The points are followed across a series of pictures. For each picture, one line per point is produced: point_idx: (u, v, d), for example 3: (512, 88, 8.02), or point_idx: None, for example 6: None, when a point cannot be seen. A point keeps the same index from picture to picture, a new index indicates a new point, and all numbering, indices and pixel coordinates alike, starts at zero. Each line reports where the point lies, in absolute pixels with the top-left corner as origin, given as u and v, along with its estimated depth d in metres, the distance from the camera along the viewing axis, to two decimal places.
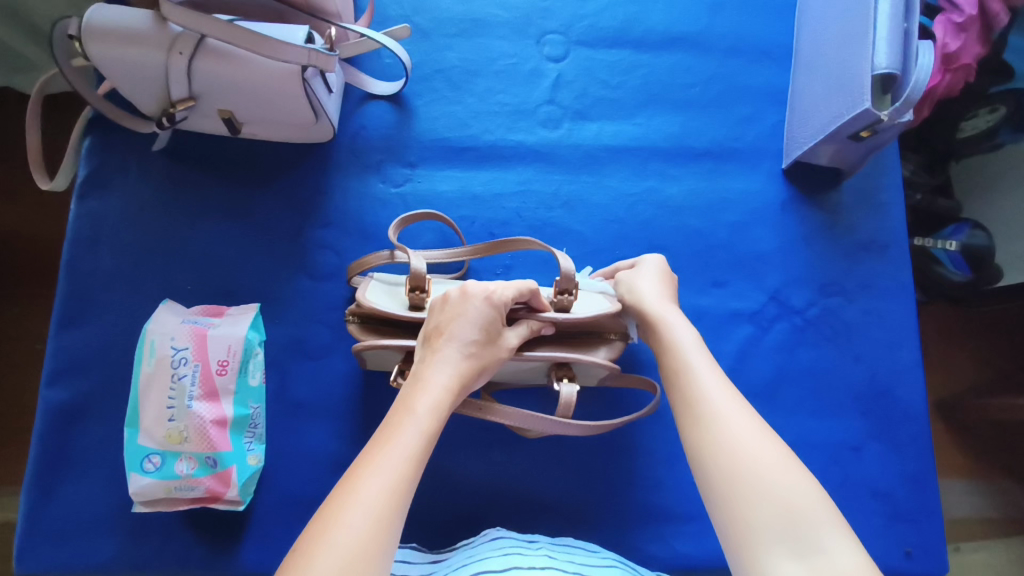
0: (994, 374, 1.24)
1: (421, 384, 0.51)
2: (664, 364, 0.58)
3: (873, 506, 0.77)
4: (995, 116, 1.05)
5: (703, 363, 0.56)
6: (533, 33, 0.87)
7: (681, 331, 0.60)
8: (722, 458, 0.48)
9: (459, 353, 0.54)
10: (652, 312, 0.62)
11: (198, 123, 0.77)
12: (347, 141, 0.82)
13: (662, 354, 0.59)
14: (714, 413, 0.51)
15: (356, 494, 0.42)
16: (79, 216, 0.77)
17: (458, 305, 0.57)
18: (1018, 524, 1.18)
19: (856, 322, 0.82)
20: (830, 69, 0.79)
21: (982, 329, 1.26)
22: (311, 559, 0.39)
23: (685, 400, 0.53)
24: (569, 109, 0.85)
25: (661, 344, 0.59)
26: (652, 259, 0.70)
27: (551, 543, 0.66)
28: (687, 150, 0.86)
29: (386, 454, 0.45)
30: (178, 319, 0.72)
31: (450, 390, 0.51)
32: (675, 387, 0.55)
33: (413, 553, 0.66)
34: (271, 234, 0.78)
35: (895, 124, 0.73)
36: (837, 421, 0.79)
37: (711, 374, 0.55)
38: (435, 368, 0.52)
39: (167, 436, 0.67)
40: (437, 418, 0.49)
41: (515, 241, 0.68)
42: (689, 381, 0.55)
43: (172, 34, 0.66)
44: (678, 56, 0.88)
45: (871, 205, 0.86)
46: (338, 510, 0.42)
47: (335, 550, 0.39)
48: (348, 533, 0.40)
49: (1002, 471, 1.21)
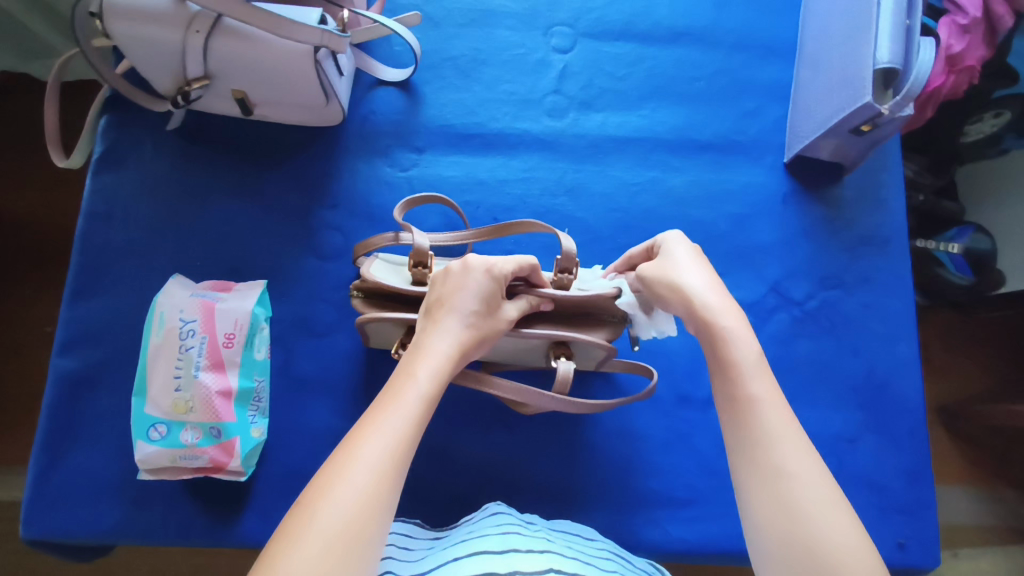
0: (995, 380, 1.25)
1: (422, 352, 0.53)
2: (719, 387, 0.49)
3: (869, 497, 0.78)
4: (1000, 120, 1.06)
5: (766, 393, 0.47)
6: (542, 25, 0.88)
7: (743, 346, 0.49)
8: (778, 515, 0.42)
9: (460, 325, 0.55)
10: (708, 322, 0.51)
11: (212, 104, 0.78)
12: (356, 125, 0.84)
13: (717, 376, 0.50)
14: (778, 461, 0.43)
15: (358, 452, 0.44)
16: (94, 191, 0.79)
17: (458, 278, 0.58)
18: (1017, 531, 1.18)
19: (854, 315, 0.83)
20: (834, 64, 0.80)
21: (985, 334, 1.27)
22: (317, 510, 0.41)
23: (742, 440, 0.46)
24: (575, 99, 0.87)
25: (717, 363, 0.50)
26: (675, 239, 0.60)
27: (549, 525, 0.67)
28: (691, 143, 0.87)
29: (388, 415, 0.47)
30: (187, 293, 0.73)
31: (450, 358, 0.53)
32: (732, 423, 0.47)
33: (415, 531, 0.67)
34: (280, 213, 0.80)
35: (895, 118, 0.74)
36: (833, 412, 0.80)
37: (776, 410, 0.46)
38: (435, 337, 0.54)
39: (173, 405, 0.69)
40: (437, 384, 0.51)
41: (522, 223, 0.69)
42: (749, 419, 0.46)
43: (190, 12, 0.67)
44: (683, 50, 0.90)
45: (872, 200, 0.87)
46: (341, 466, 0.43)
47: (338, 502, 0.41)
48: (351, 487, 0.42)
49: (1001, 477, 1.21)
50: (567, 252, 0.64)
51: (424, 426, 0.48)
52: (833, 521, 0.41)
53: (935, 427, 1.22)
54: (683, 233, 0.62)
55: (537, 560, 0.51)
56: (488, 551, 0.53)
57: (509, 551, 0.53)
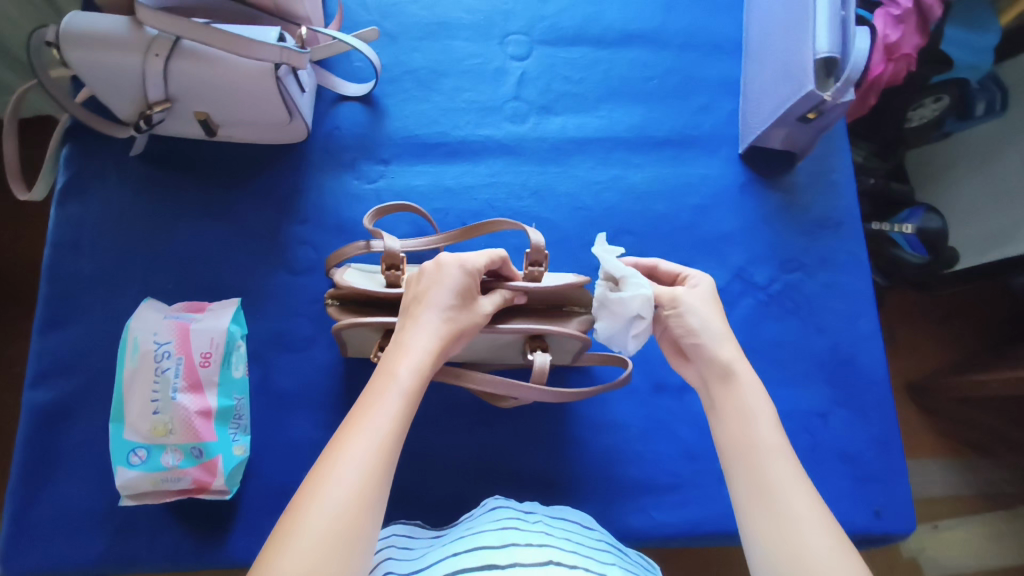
0: (957, 355, 1.29)
1: (402, 349, 0.53)
2: (731, 433, 0.53)
3: (843, 469, 0.81)
4: (940, 105, 1.12)
5: (776, 444, 0.51)
6: (497, 35, 0.91)
7: (755, 399, 0.54)
8: (764, 484, 0.49)
9: (437, 317, 0.56)
10: (725, 368, 0.56)
11: (175, 127, 0.79)
12: (321, 141, 0.85)
13: (728, 420, 0.54)
14: (753, 438, 0.52)
15: (349, 448, 0.45)
16: (59, 221, 0.79)
17: (434, 275, 0.59)
18: (991, 499, 1.22)
19: (816, 295, 0.86)
20: (777, 57, 0.84)
21: (944, 312, 1.32)
22: (311, 507, 0.42)
23: (752, 481, 0.50)
24: (535, 104, 0.89)
25: (728, 408, 0.54)
26: (701, 284, 0.61)
27: (546, 514, 0.67)
28: (649, 139, 0.90)
29: (374, 412, 0.48)
30: (161, 316, 0.73)
31: (431, 353, 0.54)
32: (744, 466, 0.51)
33: (416, 530, 0.68)
34: (249, 232, 0.81)
35: (839, 104, 0.78)
36: (804, 390, 0.83)
37: (784, 461, 0.50)
38: (414, 333, 0.55)
39: (152, 429, 0.68)
40: (419, 379, 0.52)
41: (494, 222, 0.70)
42: (761, 466, 0.50)
43: (148, 37, 0.68)
44: (635, 52, 0.93)
45: (824, 184, 0.91)
46: (333, 462, 0.44)
47: (332, 500, 0.42)
48: (342, 484, 0.43)
49: (970, 448, 1.25)
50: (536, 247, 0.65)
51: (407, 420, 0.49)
52: (802, 495, 0.48)
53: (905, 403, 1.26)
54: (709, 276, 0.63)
55: (536, 553, 0.53)
56: (488, 547, 0.55)
57: (507, 547, 0.54)
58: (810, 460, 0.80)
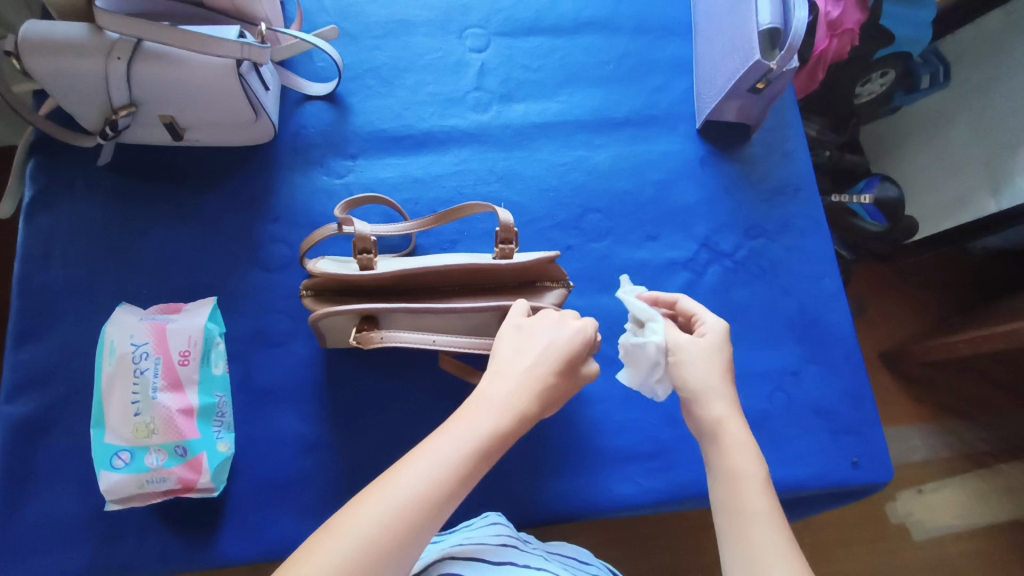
0: (927, 323, 1.32)
1: (490, 401, 0.50)
2: (719, 497, 0.50)
3: (819, 424, 0.82)
4: (887, 79, 1.16)
5: (765, 513, 0.48)
6: (455, 29, 0.93)
7: (747, 463, 0.51)
8: (752, 553, 0.46)
9: (547, 377, 0.53)
10: (714, 428, 0.53)
11: (141, 133, 0.80)
12: (288, 140, 0.86)
13: (717, 483, 0.51)
14: (743, 504, 0.49)
15: (417, 463, 0.44)
16: (30, 234, 0.79)
17: (542, 331, 0.56)
18: (970, 459, 1.24)
19: (780, 259, 0.89)
20: (725, 34, 0.88)
21: (912, 283, 1.34)
22: (359, 511, 0.41)
23: (740, 550, 0.46)
24: (496, 93, 0.91)
25: (718, 470, 0.51)
26: (710, 329, 0.59)
27: (546, 548, 0.66)
28: (610, 120, 0.93)
29: (448, 441, 0.46)
30: (137, 319, 0.73)
31: (519, 415, 0.50)
32: (731, 534, 0.48)
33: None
34: (222, 233, 0.81)
35: (785, 72, 0.81)
36: (776, 350, 0.85)
37: (774, 533, 0.47)
38: (508, 388, 0.51)
39: (134, 431, 0.68)
40: (494, 444, 0.48)
41: (472, 205, 0.70)
42: (747, 534, 0.47)
43: (109, 41, 0.69)
44: (590, 39, 0.96)
45: (779, 153, 0.94)
46: (400, 470, 0.44)
47: (388, 504, 0.42)
48: (403, 491, 0.42)
49: (947, 411, 1.27)
50: (505, 224, 0.67)
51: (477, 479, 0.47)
52: (792, 567, 0.44)
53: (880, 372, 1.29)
54: (724, 323, 0.59)
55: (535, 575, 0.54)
56: (483, 560, 0.55)
57: (504, 566, 0.55)
58: (787, 417, 0.82)
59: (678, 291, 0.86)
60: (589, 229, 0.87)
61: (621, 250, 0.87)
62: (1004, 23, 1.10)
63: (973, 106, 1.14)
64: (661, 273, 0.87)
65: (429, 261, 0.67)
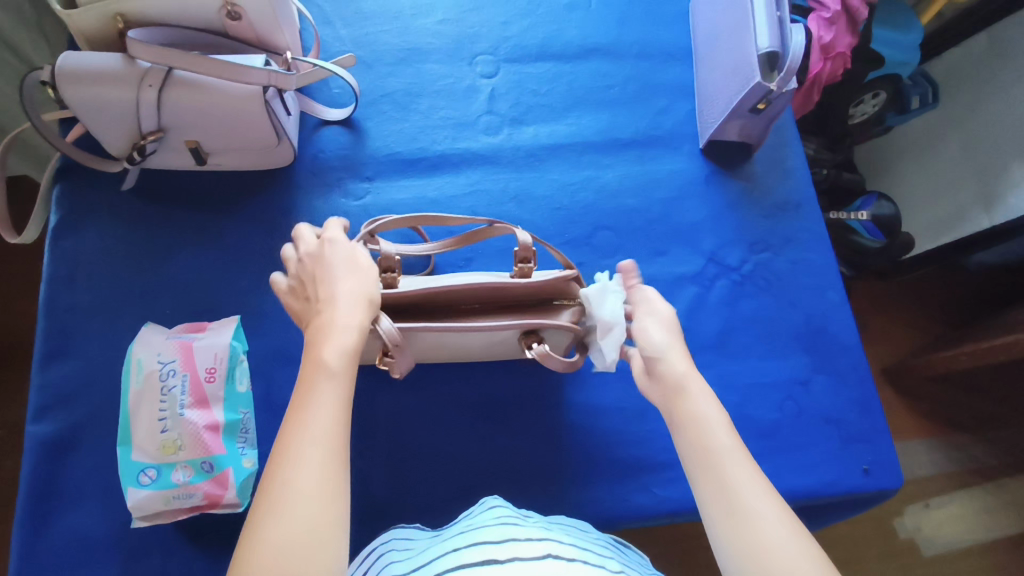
0: (927, 337, 1.34)
1: (321, 336, 0.53)
2: (682, 437, 0.54)
3: (830, 432, 0.84)
4: (878, 100, 1.19)
5: (729, 443, 0.52)
6: (466, 56, 0.97)
7: (704, 401, 0.55)
8: (722, 481, 0.50)
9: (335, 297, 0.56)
10: (673, 378, 0.57)
11: (166, 158, 0.82)
12: (307, 163, 0.89)
13: (680, 425, 0.55)
14: (710, 443, 0.52)
15: (318, 391, 0.49)
16: (55, 257, 0.81)
17: (303, 273, 0.61)
18: (975, 472, 1.24)
19: (785, 272, 0.92)
20: (725, 58, 0.92)
21: (910, 297, 1.36)
22: (289, 441, 0.46)
23: (707, 479, 0.51)
24: (506, 116, 0.95)
25: (678, 415, 0.55)
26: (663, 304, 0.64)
27: (548, 519, 0.67)
28: (616, 141, 0.96)
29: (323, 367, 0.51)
30: (163, 337, 0.75)
31: (353, 329, 0.54)
32: (697, 468, 0.52)
33: (416, 531, 0.69)
34: (242, 254, 0.83)
35: (785, 93, 0.84)
36: (785, 361, 0.87)
37: (739, 458, 0.51)
38: (329, 319, 0.55)
39: (161, 447, 0.69)
40: (348, 357, 0.52)
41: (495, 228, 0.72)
42: (714, 466, 0.51)
43: (142, 70, 0.73)
44: (595, 64, 1.00)
45: (780, 171, 0.97)
46: (309, 399, 0.49)
47: (306, 429, 0.47)
48: (316, 415, 0.47)
49: (952, 426, 1.28)
50: (524, 246, 0.69)
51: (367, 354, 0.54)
52: (755, 482, 0.49)
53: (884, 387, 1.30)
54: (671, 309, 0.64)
55: (535, 547, 0.51)
56: (489, 542, 0.53)
57: (507, 540, 0.53)
58: (798, 426, 0.84)
59: (687, 305, 0.89)
60: (600, 246, 0.90)
61: None
62: (987, 49, 1.15)
63: (961, 128, 1.18)
64: (670, 287, 0.89)
65: (452, 279, 0.70)
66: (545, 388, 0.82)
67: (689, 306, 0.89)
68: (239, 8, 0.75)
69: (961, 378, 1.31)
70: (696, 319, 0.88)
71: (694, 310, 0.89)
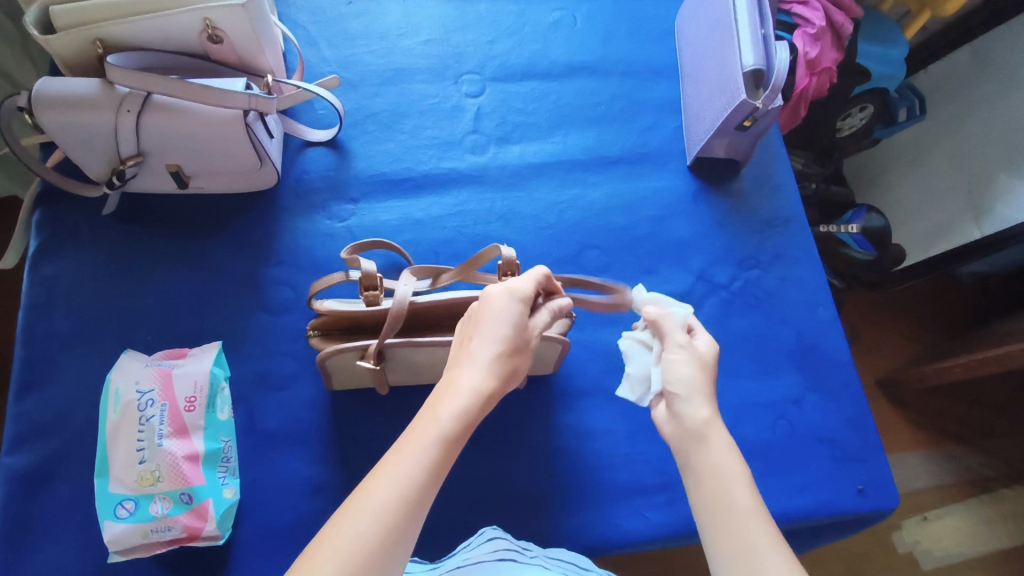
0: (921, 350, 1.33)
1: (451, 389, 0.50)
2: (698, 493, 0.51)
3: (824, 451, 0.83)
4: (866, 113, 1.19)
5: (749, 504, 0.49)
6: (452, 75, 0.97)
7: (721, 455, 0.52)
8: (738, 548, 0.46)
9: (491, 352, 0.53)
10: (693, 426, 0.54)
11: (147, 181, 0.82)
12: (291, 185, 0.88)
13: (697, 479, 0.51)
14: (732, 500, 0.49)
15: (416, 439, 0.47)
16: (34, 284, 0.79)
17: (487, 308, 0.56)
18: (973, 485, 1.23)
19: (775, 289, 0.91)
20: (710, 76, 0.91)
21: (902, 309, 1.36)
22: (375, 483, 0.44)
23: (724, 539, 0.47)
24: (493, 135, 0.94)
25: (696, 466, 0.52)
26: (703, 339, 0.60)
27: (545, 554, 0.66)
28: (603, 159, 0.96)
29: (434, 414, 0.48)
30: (142, 365, 0.73)
31: (480, 395, 0.50)
32: (713, 527, 0.48)
33: (411, 564, 0.67)
34: (226, 277, 0.82)
35: (770, 110, 0.83)
36: (776, 379, 0.86)
37: (760, 522, 0.47)
38: (463, 374, 0.51)
39: (138, 479, 0.67)
40: (463, 425, 0.48)
41: (486, 251, 0.69)
42: (730, 528, 0.47)
43: (120, 95, 0.73)
44: (582, 82, 1.00)
45: (768, 187, 0.97)
46: (409, 443, 0.46)
47: (395, 477, 0.44)
48: (410, 462, 0.45)
49: (948, 438, 1.27)
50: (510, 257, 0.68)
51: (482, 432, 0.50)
52: (779, 554, 0.45)
53: (878, 400, 1.29)
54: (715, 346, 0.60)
55: None
56: None
57: None
58: (791, 445, 0.82)
59: None
60: (587, 265, 0.89)
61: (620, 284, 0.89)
62: (972, 59, 1.16)
63: (947, 139, 1.19)
64: None
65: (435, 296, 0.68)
66: (532, 411, 0.81)
67: None
68: (220, 31, 0.74)
69: (955, 390, 1.31)
70: None
71: None
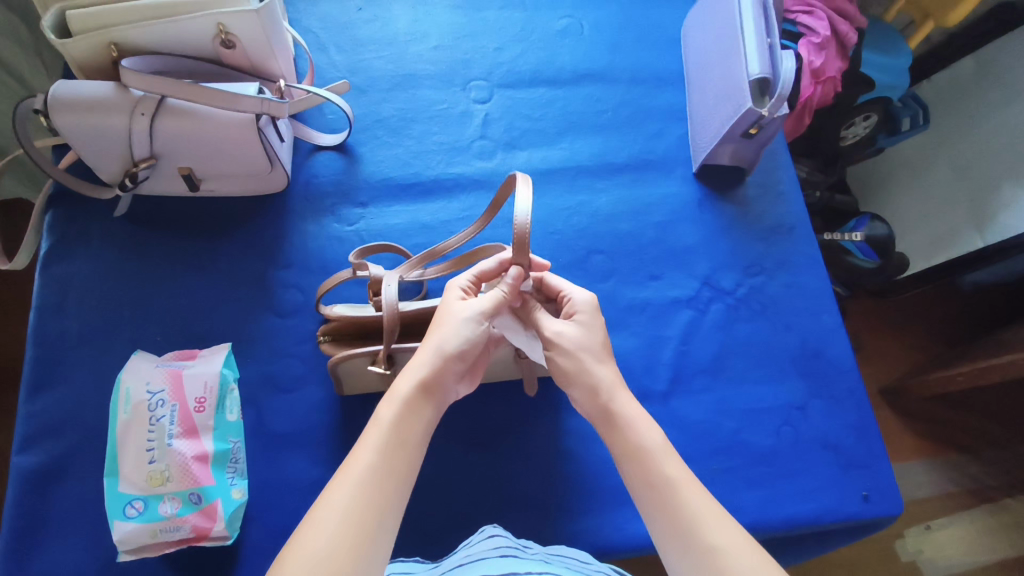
0: (925, 358, 1.33)
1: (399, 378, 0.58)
2: (632, 472, 0.56)
3: (828, 457, 0.83)
4: (870, 122, 1.19)
5: (678, 474, 0.54)
6: (460, 82, 0.98)
7: (649, 433, 0.57)
8: (676, 516, 0.52)
9: (433, 350, 0.59)
10: (620, 412, 0.58)
11: (159, 184, 0.82)
12: (301, 189, 0.89)
13: (628, 460, 0.56)
14: (665, 473, 0.54)
15: (382, 417, 0.55)
16: (45, 284, 0.80)
17: (446, 309, 0.62)
18: (975, 494, 1.23)
19: (779, 295, 0.92)
20: (716, 84, 0.92)
21: (906, 317, 1.36)
22: (358, 454, 0.52)
23: (660, 506, 0.53)
24: (500, 141, 0.95)
25: (625, 446, 0.57)
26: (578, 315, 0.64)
27: (547, 551, 0.67)
28: (610, 166, 0.96)
29: (390, 402, 0.56)
30: (153, 365, 0.74)
31: (418, 388, 0.56)
32: (649, 500, 0.54)
33: (414, 564, 0.67)
34: (235, 279, 0.83)
35: (776, 118, 0.84)
36: (781, 385, 0.86)
37: (691, 486, 0.54)
38: (411, 365, 0.58)
39: (148, 479, 0.68)
40: (410, 414, 0.55)
41: (487, 247, 0.73)
42: (668, 498, 0.53)
43: (134, 98, 0.74)
44: (588, 89, 1.01)
45: (773, 194, 0.98)
46: (380, 418, 0.55)
47: (371, 448, 0.52)
48: (384, 433, 0.53)
49: (951, 446, 1.27)
50: (521, 227, 0.60)
51: (425, 420, 0.56)
52: (715, 518, 0.51)
53: (881, 408, 1.29)
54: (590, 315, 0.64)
55: None
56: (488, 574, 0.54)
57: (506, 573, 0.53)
58: (796, 451, 0.83)
59: (682, 329, 0.88)
60: (593, 270, 0.90)
61: (626, 290, 0.89)
62: (975, 69, 1.17)
63: (951, 149, 1.19)
64: (665, 312, 0.89)
65: (422, 303, 0.70)
66: (538, 415, 0.81)
67: (684, 331, 0.88)
68: (234, 36, 0.75)
69: (959, 398, 1.30)
70: (691, 343, 0.88)
71: (689, 333, 0.88)
